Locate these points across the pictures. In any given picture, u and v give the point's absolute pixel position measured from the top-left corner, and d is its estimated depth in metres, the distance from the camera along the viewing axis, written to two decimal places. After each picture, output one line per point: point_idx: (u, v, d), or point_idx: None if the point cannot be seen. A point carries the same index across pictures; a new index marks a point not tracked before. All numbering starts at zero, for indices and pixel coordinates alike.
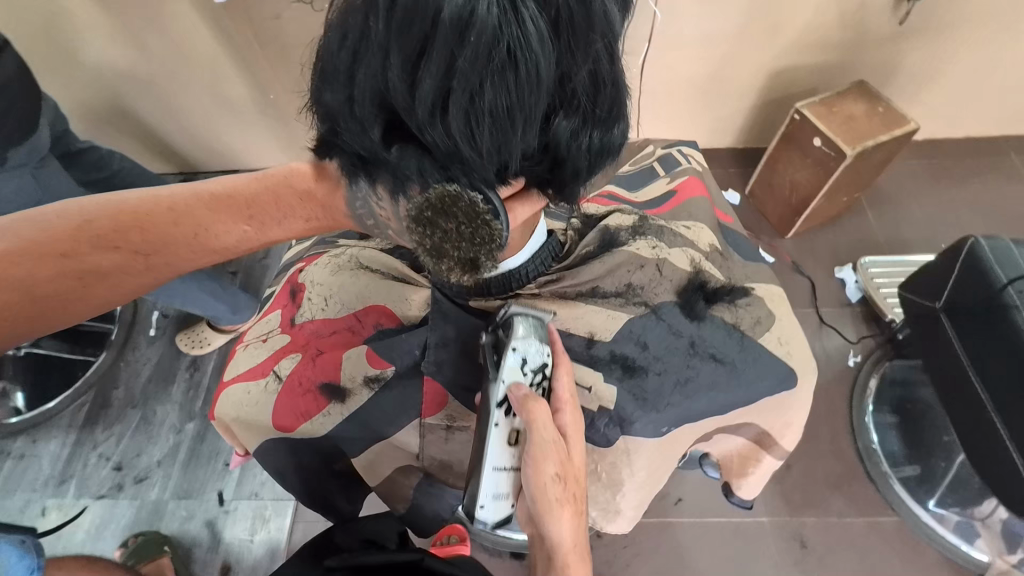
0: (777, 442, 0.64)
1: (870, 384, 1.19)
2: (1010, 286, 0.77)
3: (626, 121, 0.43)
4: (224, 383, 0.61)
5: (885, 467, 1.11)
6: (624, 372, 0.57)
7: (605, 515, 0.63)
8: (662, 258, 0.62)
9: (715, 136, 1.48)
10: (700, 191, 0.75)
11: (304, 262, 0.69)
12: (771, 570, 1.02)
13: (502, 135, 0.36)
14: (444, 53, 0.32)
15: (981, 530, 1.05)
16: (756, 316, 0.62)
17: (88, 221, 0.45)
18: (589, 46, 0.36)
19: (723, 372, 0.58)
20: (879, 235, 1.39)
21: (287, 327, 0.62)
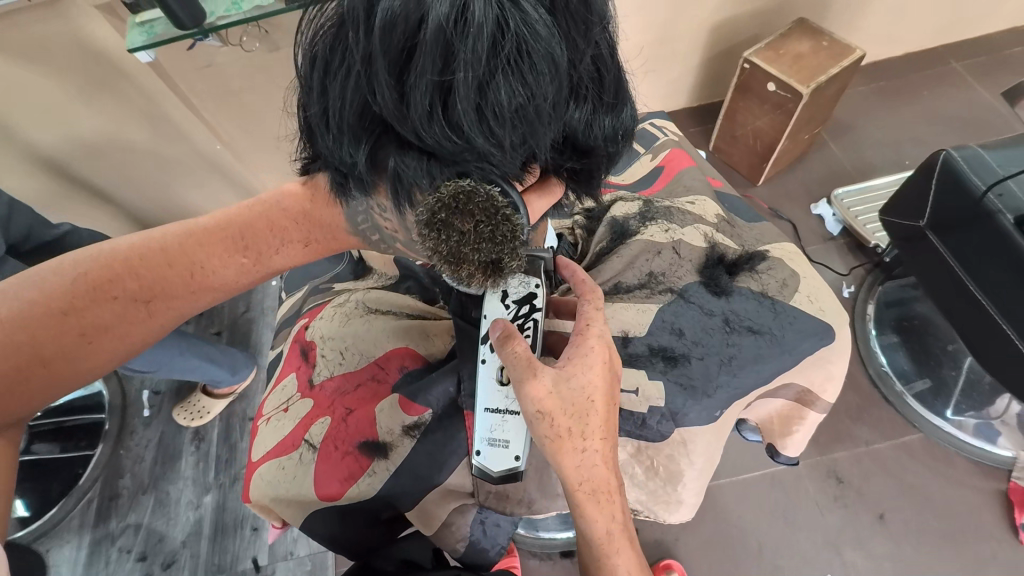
0: (819, 397, 0.64)
1: (868, 310, 1.21)
2: (989, 192, 0.79)
3: (631, 103, 0.43)
4: (254, 463, 0.58)
5: (899, 387, 1.13)
6: (666, 364, 0.57)
7: (664, 506, 0.61)
8: (676, 239, 0.64)
9: (670, 99, 1.48)
10: (687, 161, 0.75)
11: (306, 317, 0.66)
12: (814, 511, 1.03)
13: (519, 129, 0.35)
14: (440, 48, 0.31)
15: (1001, 428, 1.08)
16: (781, 279, 0.63)
17: (84, 274, 0.48)
18: (590, 31, 0.35)
19: (764, 342, 0.58)
20: (846, 165, 1.42)
21: (307, 390, 0.60)
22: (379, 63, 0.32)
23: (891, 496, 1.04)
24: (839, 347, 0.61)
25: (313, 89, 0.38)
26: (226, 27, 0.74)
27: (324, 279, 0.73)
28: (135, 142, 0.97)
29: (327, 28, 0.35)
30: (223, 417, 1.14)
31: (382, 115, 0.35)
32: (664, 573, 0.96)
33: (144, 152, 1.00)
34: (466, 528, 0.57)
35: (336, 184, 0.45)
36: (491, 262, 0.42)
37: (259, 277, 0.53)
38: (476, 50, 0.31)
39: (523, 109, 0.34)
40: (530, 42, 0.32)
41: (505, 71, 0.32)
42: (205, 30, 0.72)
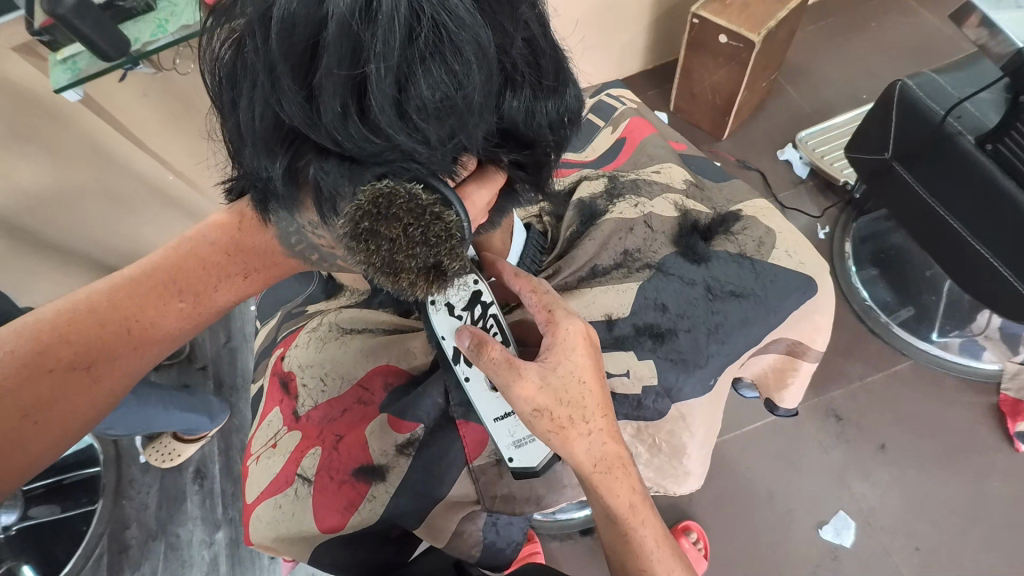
0: (810, 347, 0.64)
1: (846, 247, 1.23)
2: (948, 116, 0.79)
3: (575, 83, 0.42)
4: (251, 504, 0.57)
5: (884, 318, 1.15)
6: (655, 342, 0.57)
7: (673, 479, 0.61)
8: (646, 212, 0.63)
9: (624, 65, 1.46)
10: (648, 129, 0.73)
11: (282, 347, 0.64)
12: (819, 451, 1.05)
13: (448, 124, 0.34)
14: (346, 42, 0.29)
15: (985, 343, 1.11)
16: (756, 237, 0.62)
17: (11, 352, 0.45)
18: (517, 12, 0.34)
19: (750, 305, 0.58)
20: (805, 107, 1.42)
21: (293, 423, 0.58)
22: (280, 67, 0.31)
23: (891, 425, 1.06)
24: (824, 297, 0.62)
25: (227, 105, 0.38)
26: (154, 51, 0.72)
27: (295, 303, 0.71)
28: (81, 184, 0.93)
29: (228, 44, 0.35)
30: (222, 451, 1.11)
31: (293, 125, 0.34)
32: (684, 533, 0.97)
33: (92, 194, 0.96)
34: (478, 537, 0.56)
35: (257, 201, 0.45)
36: (430, 267, 0.38)
37: (202, 320, 0.52)
38: (389, 40, 0.29)
39: (449, 100, 0.32)
40: (450, 27, 0.30)
41: (424, 62, 0.30)
42: (133, 57, 0.71)
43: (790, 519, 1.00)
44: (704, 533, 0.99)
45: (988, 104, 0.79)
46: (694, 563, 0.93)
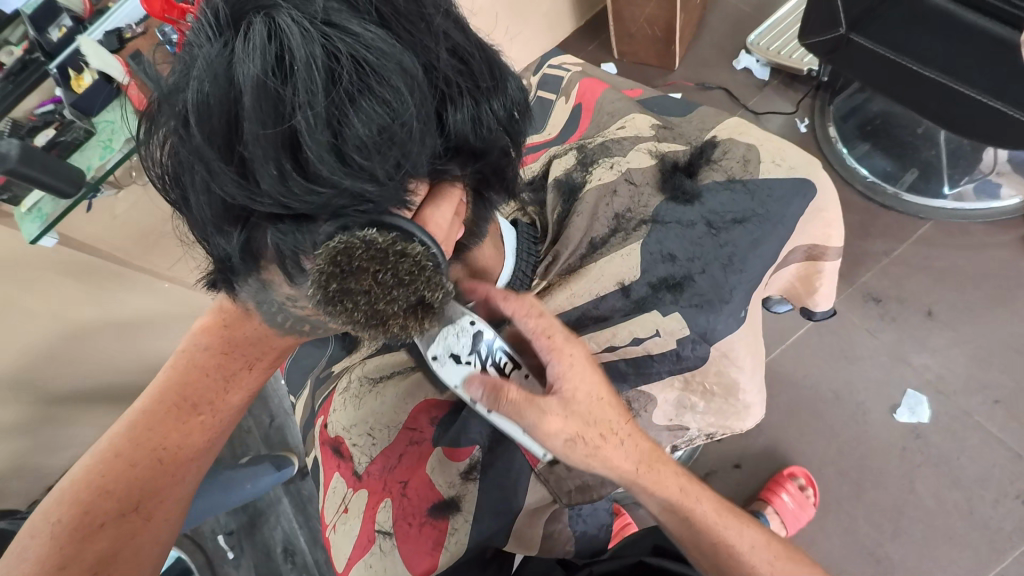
0: (828, 246, 0.63)
1: (831, 132, 1.20)
2: None
3: (516, 77, 0.41)
4: (343, 572, 0.57)
5: (893, 188, 1.12)
6: (674, 292, 0.56)
7: (736, 417, 0.61)
8: (624, 169, 0.61)
9: (557, 30, 1.45)
10: (599, 86, 0.72)
11: (322, 415, 0.65)
12: (870, 338, 1.03)
13: (393, 154, 0.33)
14: (268, 102, 0.30)
15: (999, 179, 1.09)
16: (740, 156, 0.61)
17: (59, 522, 0.46)
18: (435, 28, 0.34)
19: (754, 227, 0.57)
20: (744, 7, 1.39)
21: (357, 483, 0.58)
22: (213, 145, 0.31)
23: (931, 290, 1.04)
24: (825, 191, 0.60)
25: (179, 194, 0.38)
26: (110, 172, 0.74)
27: (320, 366, 0.71)
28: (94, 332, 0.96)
29: (162, 137, 0.36)
30: (301, 526, 1.13)
31: (236, 202, 0.34)
32: (790, 479, 0.94)
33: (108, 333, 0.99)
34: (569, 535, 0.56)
35: (233, 283, 0.45)
36: (414, 304, 0.37)
37: (225, 425, 0.53)
38: (311, 88, 0.29)
39: (387, 130, 0.32)
40: (370, 58, 0.30)
41: (352, 100, 0.31)
42: (93, 184, 0.72)
43: (863, 413, 0.99)
44: (811, 477, 0.96)
45: None
46: (801, 508, 0.91)
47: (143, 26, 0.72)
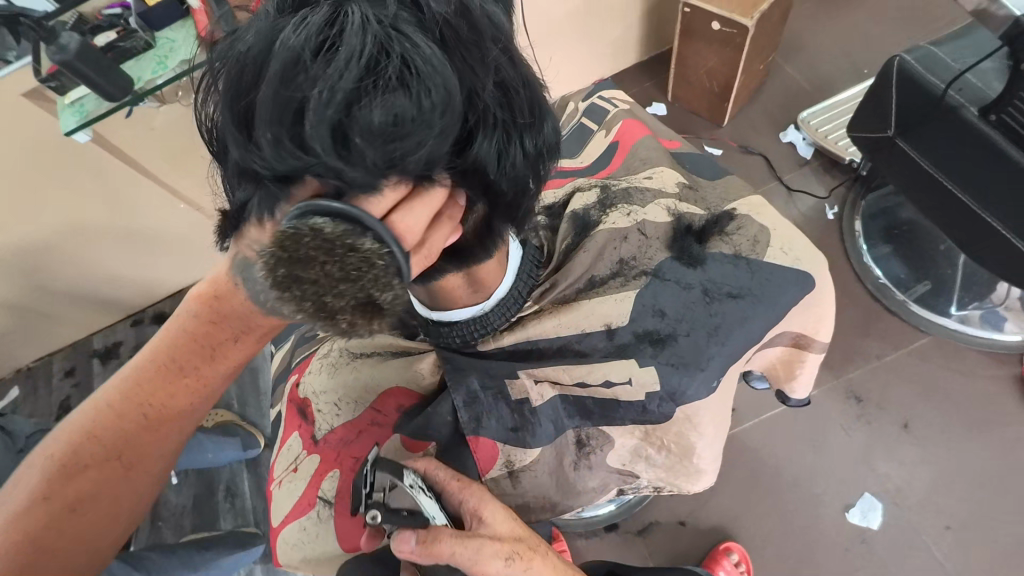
0: (815, 339, 0.65)
1: (856, 225, 1.22)
2: (949, 89, 0.78)
3: (547, 127, 0.45)
4: (277, 527, 0.59)
5: (901, 295, 1.13)
6: (655, 347, 0.57)
7: (687, 478, 0.63)
8: (639, 220, 0.62)
9: (620, 59, 1.51)
10: (641, 130, 0.73)
11: (297, 373, 0.66)
12: (842, 434, 1.04)
13: (400, 148, 0.34)
14: (311, 74, 0.32)
15: (1006, 313, 1.10)
16: (752, 235, 0.62)
17: (51, 454, 0.47)
18: (485, 60, 0.37)
19: (745, 305, 0.59)
20: (803, 84, 1.43)
21: (312, 447, 0.60)
22: (255, 99, 0.34)
23: (913, 403, 1.05)
24: (824, 288, 0.62)
25: (219, 144, 0.41)
26: (159, 87, 0.74)
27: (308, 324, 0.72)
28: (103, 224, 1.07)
29: (219, 92, 0.39)
30: (249, 470, 1.15)
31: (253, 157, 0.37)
32: (725, 554, 0.95)
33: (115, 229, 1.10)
34: None
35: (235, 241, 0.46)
36: (364, 300, 0.35)
37: (212, 393, 0.49)
38: (349, 71, 0.32)
39: (400, 125, 0.33)
40: (413, 63, 0.33)
41: (380, 90, 0.32)
42: (139, 95, 0.73)
43: (816, 503, 1.00)
44: (746, 554, 0.96)
45: (991, 73, 0.78)
46: None
47: None
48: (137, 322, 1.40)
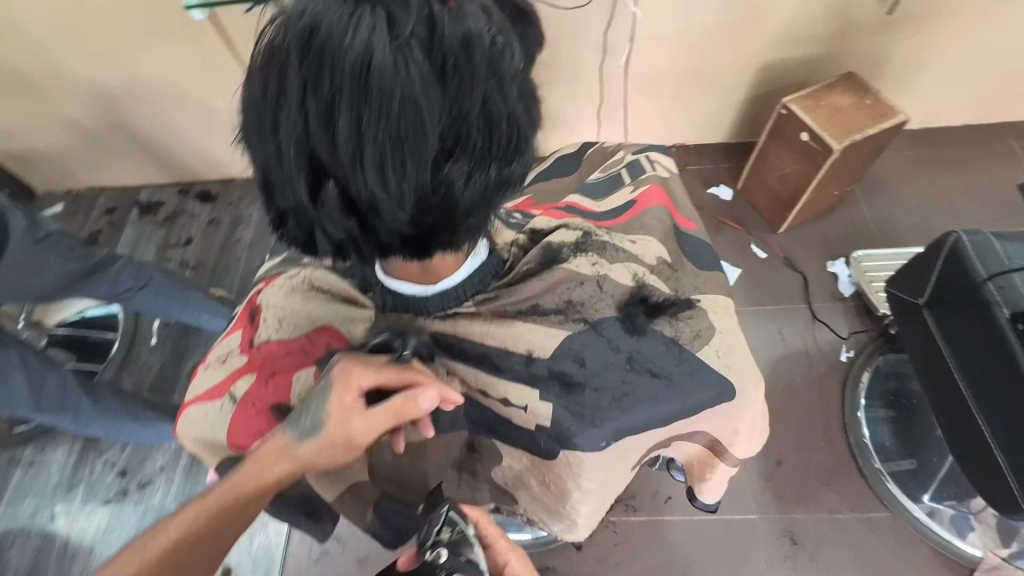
0: (727, 450, 0.66)
1: (863, 377, 1.21)
2: (990, 281, 0.78)
3: (527, 156, 0.44)
4: (185, 403, 0.63)
5: (877, 462, 1.12)
6: (563, 389, 0.58)
7: (562, 521, 0.67)
8: (601, 273, 0.63)
9: (707, 132, 1.55)
10: (660, 200, 0.76)
11: (263, 283, 0.70)
12: (762, 567, 1.03)
13: (382, 160, 0.37)
14: (312, 71, 0.35)
15: (976, 523, 1.06)
16: (696, 329, 0.62)
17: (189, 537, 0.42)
18: (477, 87, 0.38)
19: (659, 387, 0.58)
20: (872, 223, 1.42)
21: (246, 348, 0.64)
22: (265, 77, 0.37)
23: (844, 569, 1.03)
24: (745, 402, 0.62)
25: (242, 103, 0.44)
26: None
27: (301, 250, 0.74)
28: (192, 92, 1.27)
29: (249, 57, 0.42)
30: None
31: (258, 124, 0.40)
32: None
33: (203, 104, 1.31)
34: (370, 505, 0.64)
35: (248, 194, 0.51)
36: None
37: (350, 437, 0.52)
38: (345, 77, 0.35)
39: (384, 138, 0.36)
40: (402, 82, 0.35)
41: (369, 102, 0.35)
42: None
43: None
44: None
45: None
46: None
47: None
48: (183, 192, 1.60)
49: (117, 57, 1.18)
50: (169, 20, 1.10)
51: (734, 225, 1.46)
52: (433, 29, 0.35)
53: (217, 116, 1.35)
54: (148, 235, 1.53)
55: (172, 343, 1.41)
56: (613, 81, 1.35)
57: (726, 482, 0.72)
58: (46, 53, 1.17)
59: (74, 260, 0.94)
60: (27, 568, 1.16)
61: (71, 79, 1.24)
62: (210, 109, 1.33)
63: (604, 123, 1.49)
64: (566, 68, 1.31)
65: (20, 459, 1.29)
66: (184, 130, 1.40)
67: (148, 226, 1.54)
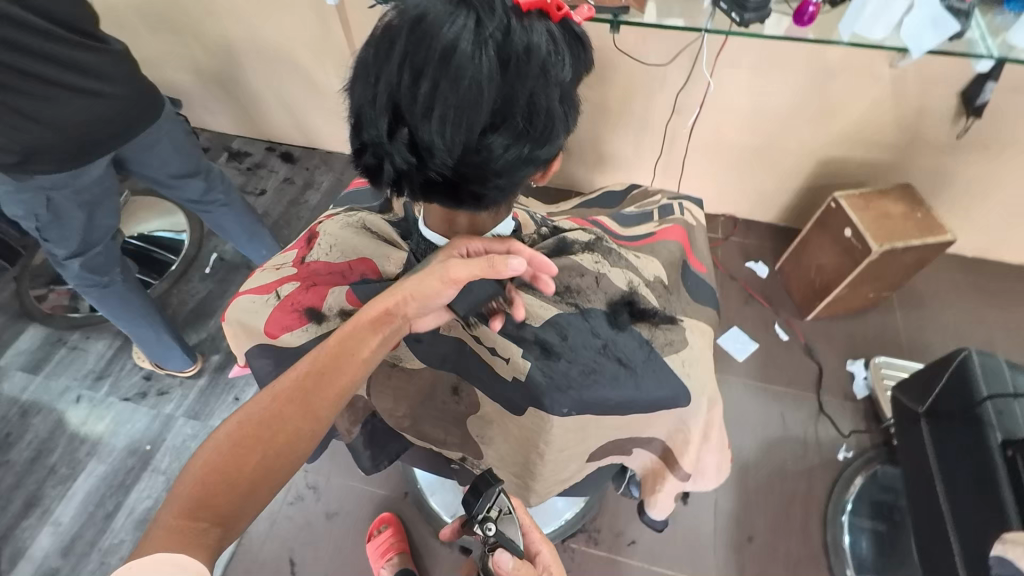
0: (680, 463, 0.70)
1: (855, 480, 1.20)
2: (989, 401, 0.79)
3: (554, 144, 0.53)
4: (239, 292, 0.74)
5: (849, 568, 1.10)
6: (541, 354, 0.63)
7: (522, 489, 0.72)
8: (601, 271, 0.71)
9: (757, 209, 1.60)
10: (677, 238, 0.82)
11: (326, 216, 0.80)
12: None
13: (444, 121, 0.46)
14: (411, 41, 0.45)
15: None
16: (669, 338, 0.68)
17: (233, 440, 0.46)
18: (529, 83, 0.46)
19: (624, 373, 0.64)
20: (900, 334, 1.42)
21: (298, 262, 0.74)
22: (377, 38, 0.48)
23: None
24: (691, 418, 0.66)
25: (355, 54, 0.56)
26: None
27: (359, 205, 0.84)
28: (305, 63, 1.44)
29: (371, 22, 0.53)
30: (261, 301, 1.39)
31: (359, 71, 0.50)
32: None
33: (308, 78, 1.49)
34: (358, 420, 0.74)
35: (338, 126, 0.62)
36: None
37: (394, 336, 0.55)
38: (433, 51, 0.44)
39: (449, 104, 0.45)
40: (473, 64, 0.44)
41: (445, 73, 0.44)
42: None
43: None
44: None
45: None
46: None
47: None
48: (270, 149, 1.78)
49: (252, 21, 1.36)
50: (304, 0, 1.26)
51: (763, 302, 1.49)
52: (507, 33, 0.45)
53: (319, 89, 1.51)
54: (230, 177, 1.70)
55: (222, 277, 1.55)
56: (678, 139, 1.44)
57: (677, 499, 0.76)
58: (198, 5, 1.36)
59: (193, 152, 1.11)
60: (44, 437, 1.28)
61: (210, 31, 1.43)
62: (315, 82, 1.50)
63: (661, 176, 1.57)
64: (637, 117, 1.41)
65: (66, 341, 1.42)
66: (288, 95, 1.57)
67: (231, 169, 1.71)
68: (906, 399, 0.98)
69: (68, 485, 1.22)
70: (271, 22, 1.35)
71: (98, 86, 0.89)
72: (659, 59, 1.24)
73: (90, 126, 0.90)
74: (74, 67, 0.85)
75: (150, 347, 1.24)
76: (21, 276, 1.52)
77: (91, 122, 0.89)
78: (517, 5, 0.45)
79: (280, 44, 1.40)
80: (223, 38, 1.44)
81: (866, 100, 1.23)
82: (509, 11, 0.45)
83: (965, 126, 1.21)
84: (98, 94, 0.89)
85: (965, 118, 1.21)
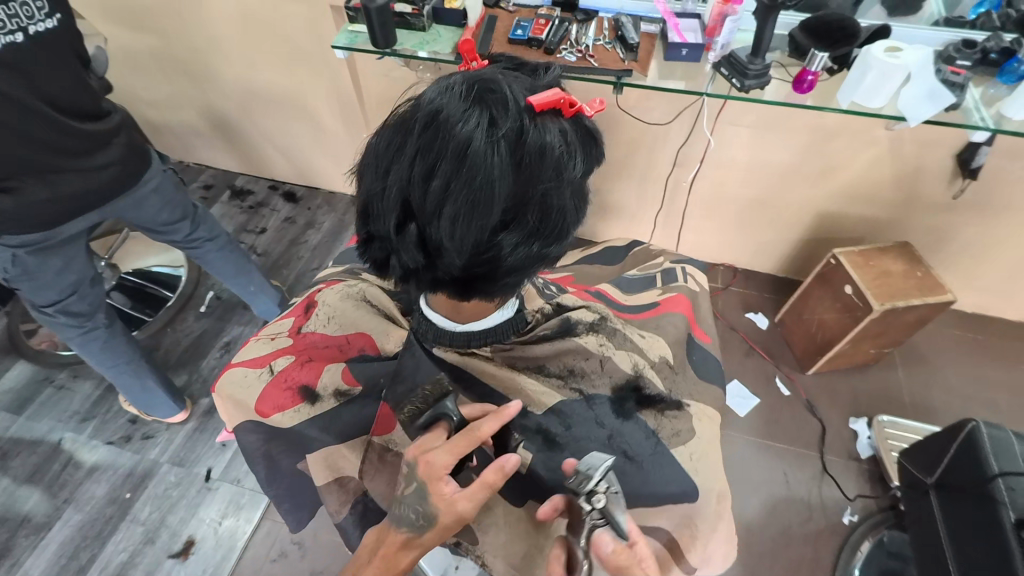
0: (687, 554, 0.68)
1: (861, 547, 1.15)
2: (1000, 478, 0.76)
3: (563, 240, 0.53)
4: (233, 362, 0.74)
5: None
6: (544, 443, 0.64)
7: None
8: (606, 353, 0.71)
9: (757, 259, 1.60)
10: (682, 308, 0.83)
11: (326, 283, 0.82)
12: None
13: (456, 218, 0.46)
14: (425, 138, 0.45)
15: None
16: (676, 428, 0.69)
17: None
18: (541, 184, 0.47)
19: (629, 467, 0.65)
20: (903, 392, 1.40)
21: (294, 333, 0.75)
22: (390, 132, 0.48)
23: None
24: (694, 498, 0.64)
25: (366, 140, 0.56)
26: (411, 55, 0.96)
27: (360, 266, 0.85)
28: (312, 108, 1.46)
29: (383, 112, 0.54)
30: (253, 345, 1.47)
31: (370, 162, 0.50)
32: None
33: (314, 121, 1.51)
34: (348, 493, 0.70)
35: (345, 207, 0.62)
36: None
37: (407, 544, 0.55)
38: (448, 151, 0.45)
39: (461, 202, 0.45)
40: (488, 165, 0.44)
41: (460, 173, 0.45)
42: (393, 53, 0.96)
43: None
44: None
45: None
46: None
47: (515, 9, 0.99)
48: (273, 188, 1.79)
49: (263, 69, 1.39)
50: (315, 51, 1.30)
51: (764, 354, 1.48)
52: (521, 134, 0.46)
53: (325, 133, 1.54)
54: (232, 215, 1.71)
55: (218, 315, 1.53)
56: (679, 192, 1.45)
57: None
58: (211, 52, 1.39)
59: (175, 198, 1.10)
60: (21, 480, 1.23)
61: (220, 76, 1.46)
62: (321, 127, 1.52)
63: (661, 224, 1.57)
64: (638, 169, 1.42)
65: (53, 379, 1.39)
66: (294, 138, 1.59)
67: (233, 209, 1.72)
68: (914, 469, 0.95)
69: (43, 534, 1.16)
70: (281, 69, 1.38)
71: (91, 162, 0.92)
72: (661, 117, 1.27)
73: (76, 194, 0.92)
74: (72, 148, 0.88)
75: (137, 402, 1.22)
76: (14, 310, 1.50)
77: (83, 195, 0.93)
78: (530, 105, 0.46)
79: (288, 90, 1.43)
80: (232, 83, 1.47)
81: (863, 159, 1.25)
82: (522, 111, 0.46)
83: (962, 187, 1.23)
84: (92, 170, 0.92)
85: (961, 178, 1.22)
